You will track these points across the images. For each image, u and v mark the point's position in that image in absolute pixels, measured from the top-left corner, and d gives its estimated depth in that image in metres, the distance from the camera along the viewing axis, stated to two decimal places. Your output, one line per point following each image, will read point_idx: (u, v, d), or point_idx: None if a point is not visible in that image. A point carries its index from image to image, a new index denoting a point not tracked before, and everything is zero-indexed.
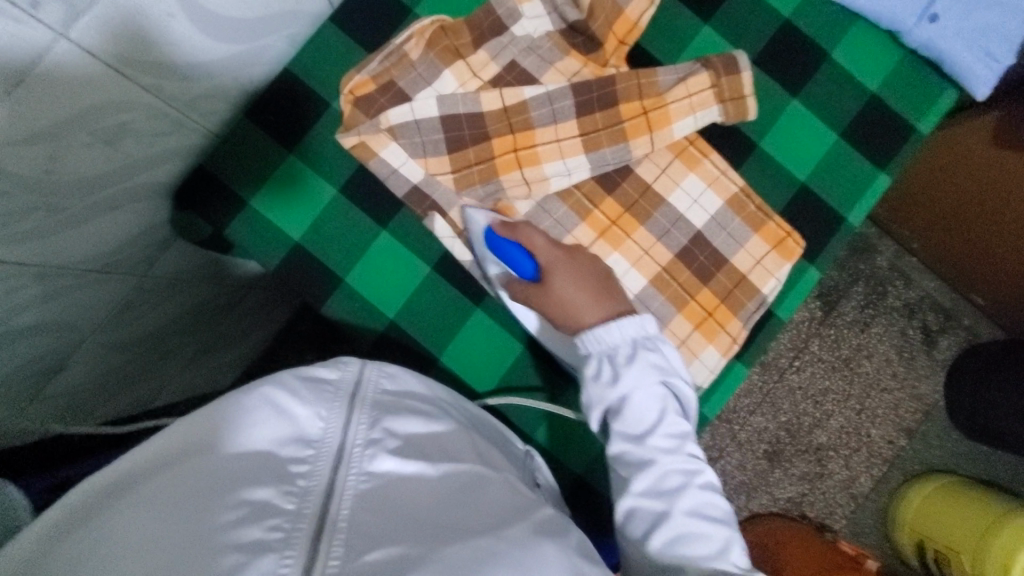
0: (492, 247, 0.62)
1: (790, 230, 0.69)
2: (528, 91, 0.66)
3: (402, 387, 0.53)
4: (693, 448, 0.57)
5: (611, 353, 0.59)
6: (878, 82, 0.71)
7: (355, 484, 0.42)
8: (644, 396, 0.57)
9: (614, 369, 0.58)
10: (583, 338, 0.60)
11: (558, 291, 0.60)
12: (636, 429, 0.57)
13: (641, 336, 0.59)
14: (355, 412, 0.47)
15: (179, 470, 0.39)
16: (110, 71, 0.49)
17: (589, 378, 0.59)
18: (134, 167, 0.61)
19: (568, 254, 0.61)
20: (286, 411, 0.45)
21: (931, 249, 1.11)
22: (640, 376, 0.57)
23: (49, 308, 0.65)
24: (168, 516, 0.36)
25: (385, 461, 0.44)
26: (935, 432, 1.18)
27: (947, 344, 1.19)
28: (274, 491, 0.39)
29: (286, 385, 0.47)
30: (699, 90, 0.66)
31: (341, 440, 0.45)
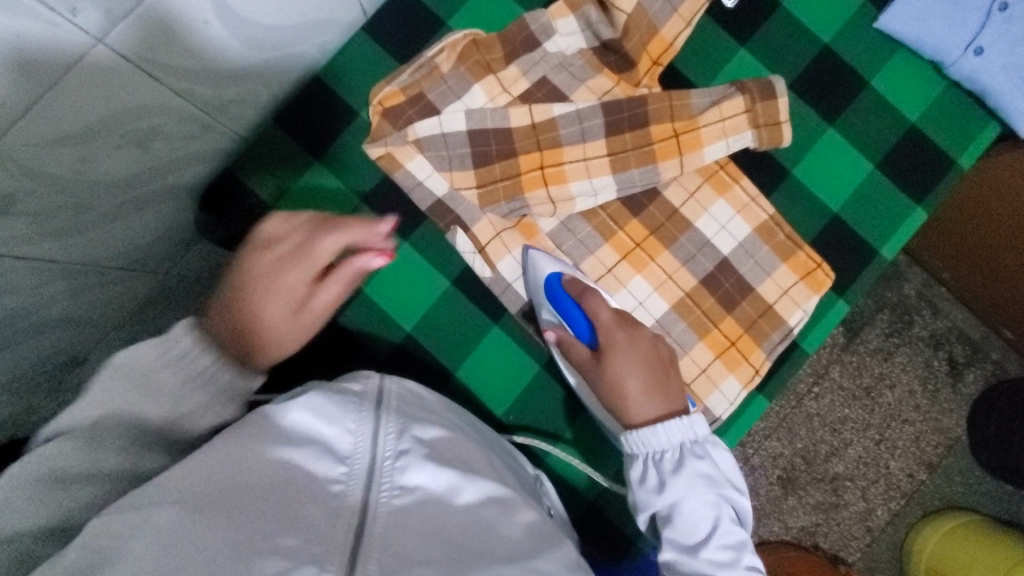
0: (552, 297, 0.62)
1: (820, 261, 0.67)
2: (558, 108, 0.65)
3: (421, 406, 0.53)
4: (751, 561, 0.54)
5: (657, 457, 0.56)
6: (918, 113, 0.69)
7: (388, 499, 0.41)
8: (695, 505, 0.54)
9: (660, 475, 0.55)
10: (628, 436, 0.57)
11: (612, 371, 0.59)
12: (687, 539, 0.54)
13: (689, 441, 0.56)
14: (383, 421, 0.47)
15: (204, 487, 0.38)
16: (144, 76, 0.50)
17: (635, 483, 0.56)
18: (164, 169, 0.61)
19: (632, 331, 0.60)
20: (313, 430, 0.45)
21: (962, 281, 1.07)
22: (688, 488, 0.54)
23: (73, 302, 0.66)
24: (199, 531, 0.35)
25: (417, 473, 0.43)
26: (958, 468, 1.13)
27: (973, 377, 1.14)
28: (316, 507, 0.39)
29: (313, 399, 0.47)
30: (732, 115, 0.65)
31: (370, 456, 0.44)
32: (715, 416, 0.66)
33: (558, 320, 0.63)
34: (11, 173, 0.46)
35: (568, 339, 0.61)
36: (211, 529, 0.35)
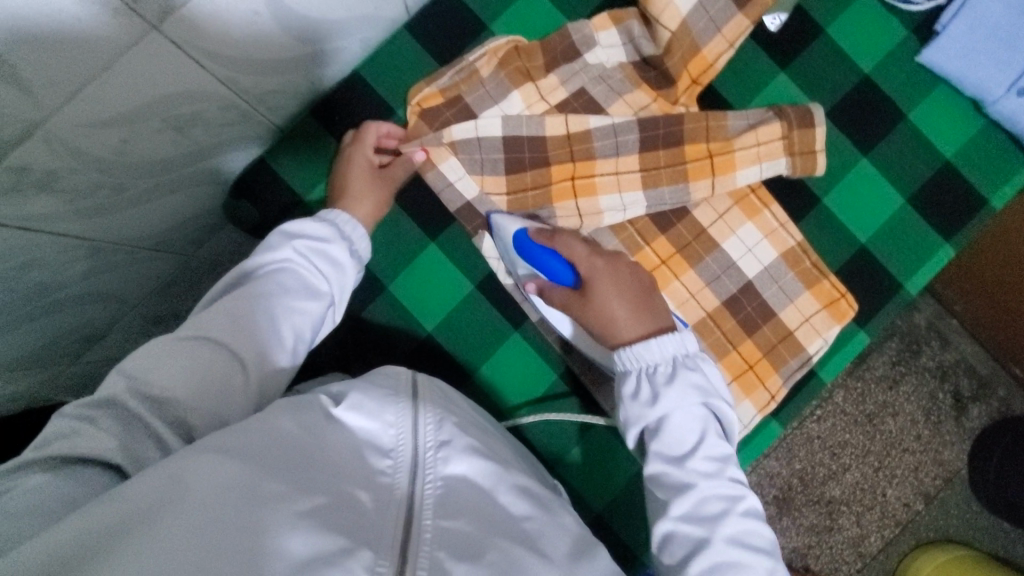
0: (523, 251, 0.61)
1: (845, 291, 0.67)
2: (594, 121, 0.65)
3: (451, 399, 0.54)
4: (735, 473, 0.52)
5: (649, 371, 0.55)
6: (953, 150, 0.69)
7: (431, 490, 0.44)
8: (685, 416, 0.53)
9: (652, 388, 0.54)
10: (621, 353, 0.57)
11: (595, 303, 0.58)
12: (676, 450, 0.52)
13: (681, 354, 0.56)
14: (422, 412, 0.48)
15: (239, 478, 0.37)
16: (193, 64, 0.50)
17: (626, 396, 0.55)
18: (199, 154, 0.62)
19: (610, 266, 0.60)
20: (355, 425, 0.46)
21: (976, 315, 1.07)
22: (680, 395, 0.53)
23: (99, 280, 0.66)
24: (232, 530, 0.34)
25: (456, 464, 0.46)
26: (955, 501, 1.12)
27: (977, 413, 1.13)
28: (367, 494, 0.41)
29: (353, 393, 0.48)
30: (768, 140, 0.65)
31: (413, 446, 0.46)
32: None
33: (532, 271, 0.63)
34: (56, 151, 0.46)
35: (547, 287, 0.61)
36: (245, 534, 0.34)
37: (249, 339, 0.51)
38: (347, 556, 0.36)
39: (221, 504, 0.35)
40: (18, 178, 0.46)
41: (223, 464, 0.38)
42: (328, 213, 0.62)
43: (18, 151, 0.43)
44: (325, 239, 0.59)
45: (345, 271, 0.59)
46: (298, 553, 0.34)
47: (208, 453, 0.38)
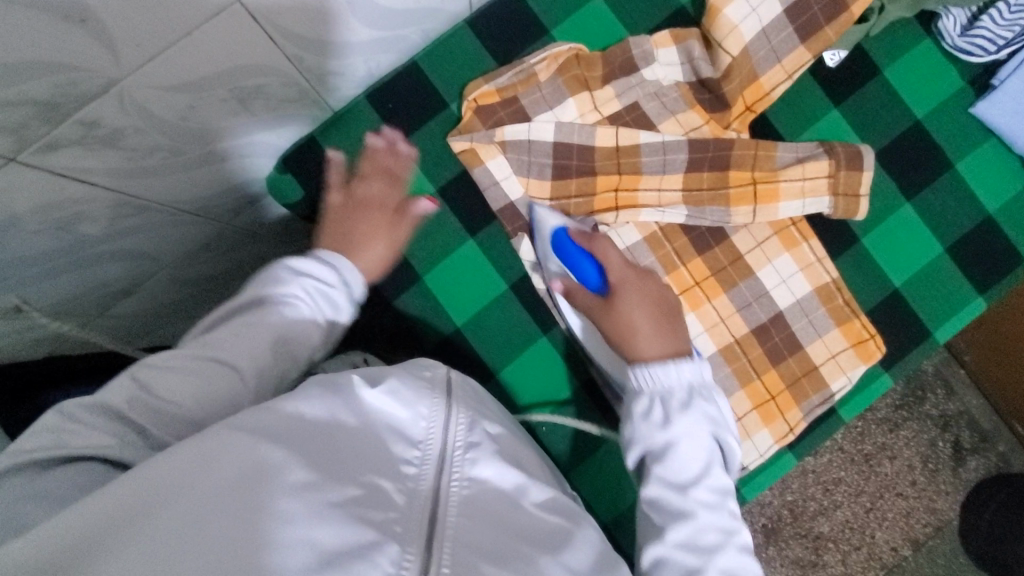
0: (558, 247, 0.63)
1: (873, 332, 0.67)
2: (644, 136, 0.66)
3: (484, 403, 0.55)
4: (734, 509, 0.53)
5: (664, 393, 0.55)
6: (997, 205, 0.69)
7: (459, 488, 0.44)
8: (692, 446, 0.53)
9: (665, 410, 0.54)
10: (635, 371, 0.57)
11: (619, 308, 0.59)
12: (680, 477, 0.52)
13: (698, 382, 0.56)
14: (455, 410, 0.49)
15: (263, 457, 0.37)
16: (267, 39, 0.51)
17: (638, 415, 0.55)
18: (254, 127, 0.63)
19: (640, 279, 0.61)
20: (387, 410, 0.47)
21: (982, 367, 1.09)
22: (693, 425, 0.53)
23: (138, 238, 0.67)
24: (254, 519, 0.34)
25: (484, 468, 0.47)
26: (942, 550, 1.11)
27: (975, 465, 1.13)
28: (392, 484, 0.42)
29: (391, 378, 0.49)
30: (814, 176, 0.65)
31: (443, 442, 0.47)
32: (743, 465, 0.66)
33: (561, 269, 0.64)
34: (126, 110, 0.47)
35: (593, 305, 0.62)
36: (266, 523, 0.34)
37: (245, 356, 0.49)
38: (373, 551, 0.36)
39: (238, 491, 0.35)
40: (87, 132, 0.47)
41: (240, 450, 0.37)
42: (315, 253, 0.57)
43: (90, 106, 0.44)
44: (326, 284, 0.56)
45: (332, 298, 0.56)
46: (324, 546, 0.35)
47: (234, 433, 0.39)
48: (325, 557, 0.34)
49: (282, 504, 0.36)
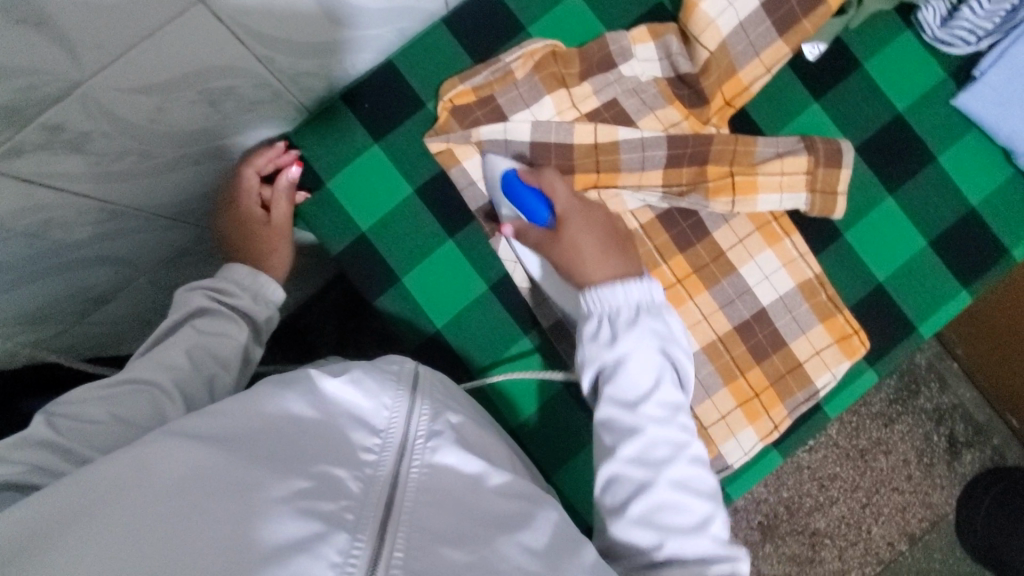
0: (508, 191, 0.62)
1: (857, 328, 0.66)
2: (623, 133, 0.65)
3: (447, 392, 0.55)
4: (685, 422, 0.54)
5: (612, 314, 0.57)
6: (980, 197, 0.68)
7: (416, 475, 0.44)
8: (641, 363, 0.55)
9: (613, 329, 0.56)
10: (586, 295, 0.58)
11: (570, 237, 0.60)
12: (628, 395, 0.54)
13: (646, 301, 0.58)
14: (417, 400, 0.49)
15: (208, 458, 0.37)
16: (235, 41, 0.50)
17: (587, 336, 0.57)
18: (228, 129, 0.62)
19: (586, 208, 0.61)
20: (352, 402, 0.47)
21: (974, 359, 1.08)
22: (640, 337, 0.55)
23: (113, 243, 0.66)
24: (216, 517, 0.34)
25: (445, 453, 0.46)
26: (939, 545, 1.11)
27: (970, 459, 1.12)
28: (348, 474, 0.41)
29: (354, 371, 0.49)
30: (793, 172, 0.65)
31: (404, 432, 0.46)
32: (728, 464, 0.65)
33: (514, 213, 0.63)
34: (91, 114, 0.47)
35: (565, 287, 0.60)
36: (231, 521, 0.35)
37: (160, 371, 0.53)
38: (320, 540, 0.36)
39: (190, 492, 0.35)
40: (51, 137, 0.46)
41: (183, 453, 0.37)
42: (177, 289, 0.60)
43: (52, 110, 0.44)
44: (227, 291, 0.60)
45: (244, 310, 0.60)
46: (273, 538, 0.35)
47: (179, 437, 0.38)
48: (271, 547, 0.34)
49: (245, 502, 0.36)
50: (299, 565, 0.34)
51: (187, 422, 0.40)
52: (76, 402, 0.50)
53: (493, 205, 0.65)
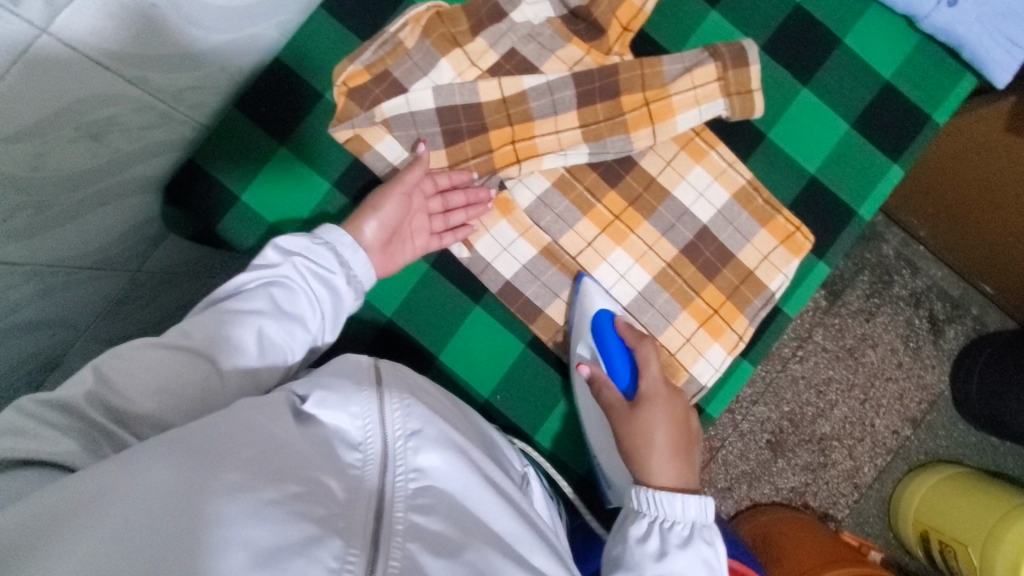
0: (597, 333, 0.63)
1: (799, 224, 0.66)
2: (527, 81, 0.64)
3: (416, 386, 0.52)
4: None
5: (664, 524, 0.53)
6: (891, 71, 0.68)
7: (404, 484, 0.42)
8: None
9: (662, 543, 0.51)
10: (641, 491, 0.55)
11: (645, 420, 0.58)
12: None
13: (701, 522, 0.53)
14: (385, 397, 0.46)
15: (181, 468, 0.35)
16: (99, 67, 0.47)
17: (634, 538, 0.52)
18: (124, 162, 0.59)
19: (671, 398, 0.59)
20: (327, 421, 0.44)
21: (940, 239, 1.01)
22: (689, 565, 0.49)
23: (47, 304, 0.62)
24: (209, 515, 0.33)
25: (427, 455, 0.44)
26: (941, 422, 1.06)
27: (954, 333, 1.07)
28: (337, 481, 0.40)
29: (316, 389, 0.47)
30: (704, 83, 0.64)
31: (381, 437, 0.44)
32: (702, 384, 0.66)
33: (591, 355, 0.64)
34: None
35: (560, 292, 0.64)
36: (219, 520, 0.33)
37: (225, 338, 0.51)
38: (316, 545, 0.34)
39: (173, 501, 0.33)
40: None
41: (160, 467, 0.35)
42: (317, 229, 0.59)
43: None
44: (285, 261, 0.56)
45: (326, 275, 0.57)
46: (262, 542, 0.33)
47: (154, 454, 0.36)
48: (262, 552, 0.32)
49: (234, 499, 0.34)
50: (296, 570, 0.32)
51: (158, 441, 0.38)
52: (137, 353, 0.48)
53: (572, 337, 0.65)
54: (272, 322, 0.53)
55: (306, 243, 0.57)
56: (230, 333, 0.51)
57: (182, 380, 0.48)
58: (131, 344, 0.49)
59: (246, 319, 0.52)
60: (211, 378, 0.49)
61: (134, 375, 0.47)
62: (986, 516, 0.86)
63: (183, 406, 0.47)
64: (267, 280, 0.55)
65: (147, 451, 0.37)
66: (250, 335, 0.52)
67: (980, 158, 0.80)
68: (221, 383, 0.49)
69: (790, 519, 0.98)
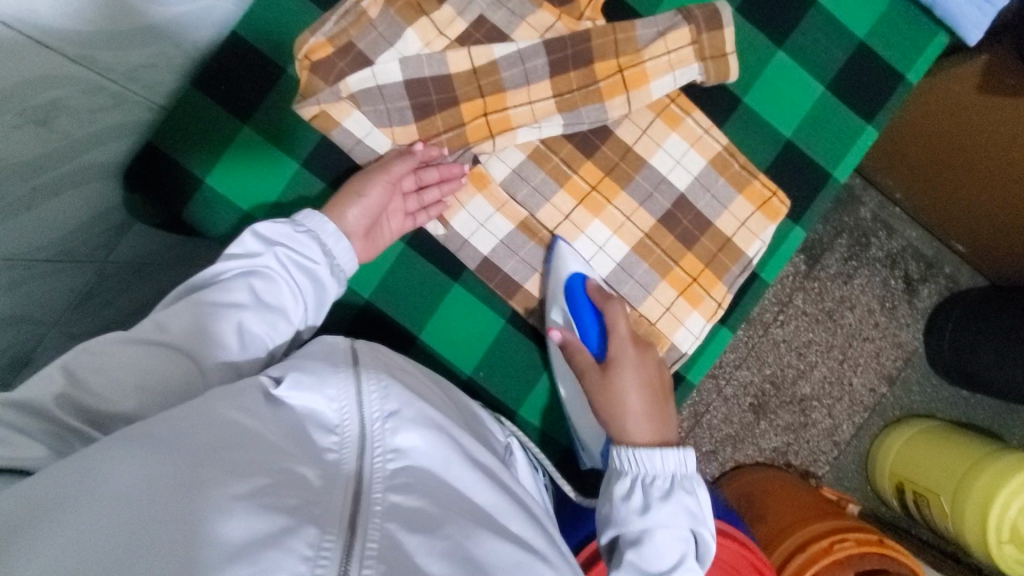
0: (570, 298, 0.62)
1: (775, 189, 0.66)
2: (498, 49, 0.62)
3: (392, 365, 0.52)
4: None
5: (646, 480, 0.54)
6: (865, 31, 0.67)
7: (381, 465, 0.41)
8: (667, 540, 0.52)
9: (646, 498, 0.53)
10: (620, 451, 0.56)
11: (615, 384, 0.59)
12: (651, 566, 0.51)
13: (681, 472, 0.55)
14: (363, 382, 0.46)
15: (145, 462, 0.35)
16: (39, 47, 0.44)
17: (618, 497, 0.54)
18: (76, 147, 0.55)
19: (641, 356, 0.60)
20: (305, 404, 0.44)
21: (916, 201, 1.01)
22: (673, 516, 0.52)
23: (14, 298, 0.58)
24: (171, 514, 0.33)
25: (406, 435, 0.44)
26: (916, 378, 1.09)
27: (928, 293, 1.09)
28: (313, 469, 0.39)
29: (292, 372, 0.46)
30: (678, 47, 0.63)
31: (359, 420, 0.43)
32: (683, 352, 0.66)
33: (567, 319, 0.63)
34: None
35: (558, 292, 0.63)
36: (180, 518, 0.33)
37: (196, 336, 0.49)
38: (288, 535, 0.34)
39: (139, 498, 0.33)
40: None
41: (122, 463, 0.35)
42: (297, 214, 0.58)
43: None
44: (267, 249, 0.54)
45: (308, 266, 0.55)
46: (232, 537, 0.33)
47: (117, 450, 0.36)
48: (232, 547, 0.32)
49: (192, 496, 0.34)
50: (269, 563, 0.32)
51: (122, 436, 0.38)
52: (108, 349, 0.46)
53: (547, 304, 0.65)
54: (253, 314, 0.51)
55: (288, 230, 0.55)
56: (209, 324, 0.50)
57: (159, 375, 0.46)
58: (103, 338, 0.48)
59: (226, 311, 0.50)
60: (189, 370, 0.48)
61: (106, 372, 0.45)
62: (956, 466, 0.90)
63: (159, 399, 0.46)
64: (246, 269, 0.53)
65: (116, 450, 0.36)
66: (230, 329, 0.50)
67: (956, 117, 0.80)
68: (200, 374, 0.48)
69: (774, 476, 1.00)
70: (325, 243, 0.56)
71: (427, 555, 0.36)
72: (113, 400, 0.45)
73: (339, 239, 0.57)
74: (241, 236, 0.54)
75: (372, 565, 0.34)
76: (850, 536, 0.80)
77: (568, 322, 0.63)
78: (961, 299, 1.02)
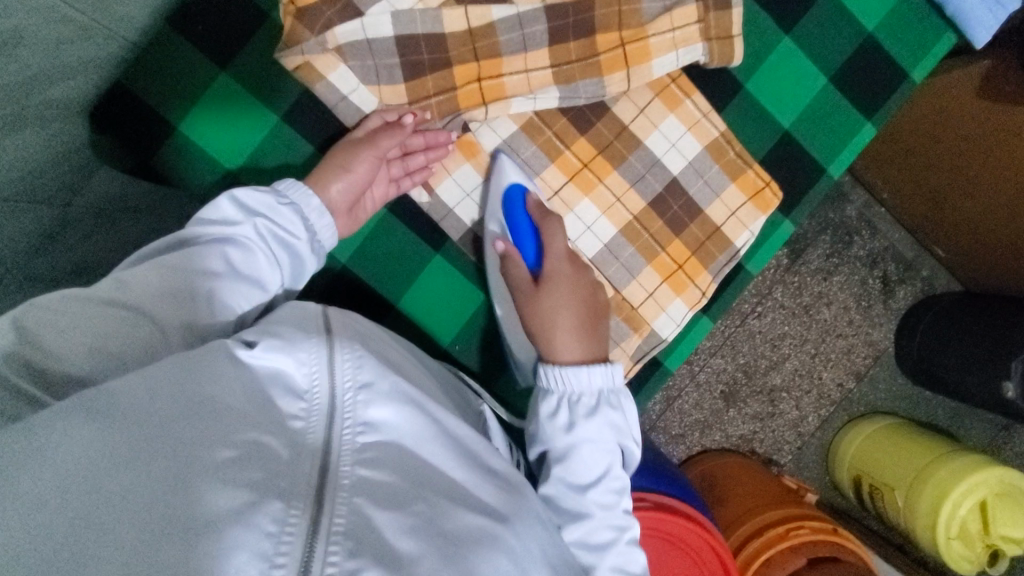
0: (508, 204, 0.60)
1: (769, 180, 0.65)
2: (497, 11, 0.59)
3: (364, 334, 0.50)
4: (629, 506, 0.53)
5: (572, 396, 0.54)
6: (874, 24, 0.66)
7: (351, 438, 0.40)
8: (593, 451, 0.52)
9: (571, 414, 0.53)
10: (545, 369, 0.55)
11: (549, 301, 0.57)
12: (578, 478, 0.52)
13: (607, 388, 0.54)
14: (335, 350, 0.44)
15: (102, 440, 0.33)
16: None
17: (544, 416, 0.54)
18: (41, 82, 0.51)
19: (575, 279, 0.58)
20: (272, 363, 0.42)
21: (902, 203, 1.01)
22: (598, 430, 0.52)
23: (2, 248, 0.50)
24: (137, 499, 0.31)
25: (378, 408, 0.42)
26: (883, 375, 1.11)
27: (903, 294, 1.10)
28: (275, 438, 0.37)
29: (263, 334, 0.44)
30: (684, 24, 0.61)
31: (329, 388, 0.41)
32: (662, 339, 0.65)
33: (502, 228, 0.61)
34: None
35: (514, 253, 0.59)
36: (147, 504, 0.31)
37: (162, 300, 0.47)
38: (252, 510, 0.32)
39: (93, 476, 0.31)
40: None
41: (76, 440, 0.33)
42: (280, 182, 0.55)
43: None
44: (240, 219, 0.52)
45: (288, 240, 0.53)
46: (198, 514, 0.31)
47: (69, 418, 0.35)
48: (199, 524, 0.31)
49: (160, 479, 0.32)
50: (231, 541, 0.31)
51: (75, 405, 0.36)
52: (66, 306, 0.44)
53: (486, 213, 0.62)
54: (227, 284, 0.49)
55: (270, 202, 0.53)
56: (178, 291, 0.47)
57: (119, 337, 0.44)
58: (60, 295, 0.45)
59: (197, 277, 0.48)
60: (151, 336, 0.45)
61: (61, 330, 0.43)
62: (913, 461, 0.93)
63: (121, 363, 0.44)
64: (222, 236, 0.51)
65: (74, 422, 0.34)
66: (199, 296, 0.48)
67: (951, 119, 0.79)
68: (163, 339, 0.46)
69: (736, 462, 1.00)
70: (307, 215, 0.54)
71: (396, 531, 0.35)
72: (68, 360, 0.42)
73: (323, 215, 0.54)
74: (218, 201, 0.52)
75: (338, 543, 0.33)
76: (807, 524, 0.83)
77: (504, 233, 0.61)
78: (934, 303, 1.03)
